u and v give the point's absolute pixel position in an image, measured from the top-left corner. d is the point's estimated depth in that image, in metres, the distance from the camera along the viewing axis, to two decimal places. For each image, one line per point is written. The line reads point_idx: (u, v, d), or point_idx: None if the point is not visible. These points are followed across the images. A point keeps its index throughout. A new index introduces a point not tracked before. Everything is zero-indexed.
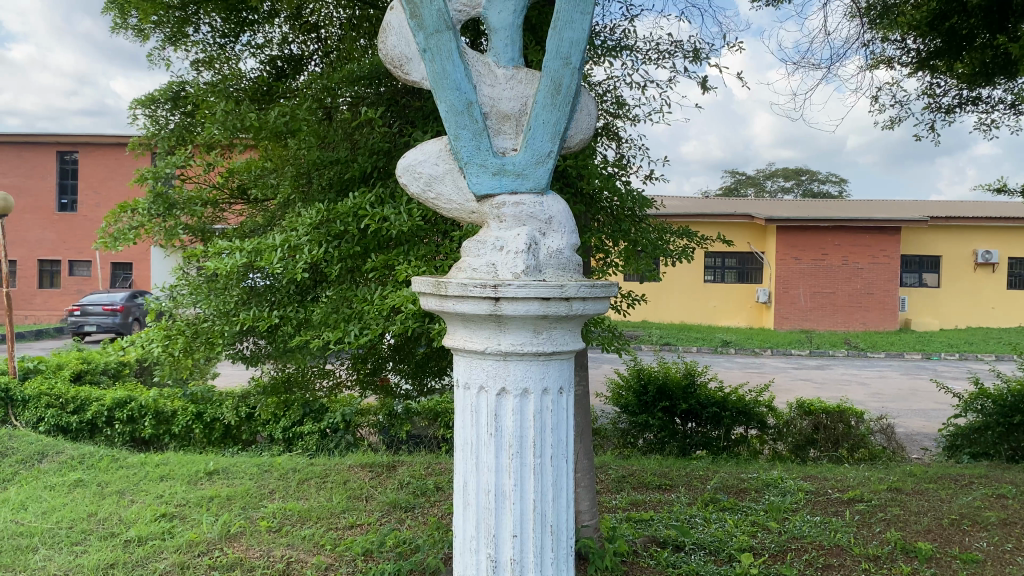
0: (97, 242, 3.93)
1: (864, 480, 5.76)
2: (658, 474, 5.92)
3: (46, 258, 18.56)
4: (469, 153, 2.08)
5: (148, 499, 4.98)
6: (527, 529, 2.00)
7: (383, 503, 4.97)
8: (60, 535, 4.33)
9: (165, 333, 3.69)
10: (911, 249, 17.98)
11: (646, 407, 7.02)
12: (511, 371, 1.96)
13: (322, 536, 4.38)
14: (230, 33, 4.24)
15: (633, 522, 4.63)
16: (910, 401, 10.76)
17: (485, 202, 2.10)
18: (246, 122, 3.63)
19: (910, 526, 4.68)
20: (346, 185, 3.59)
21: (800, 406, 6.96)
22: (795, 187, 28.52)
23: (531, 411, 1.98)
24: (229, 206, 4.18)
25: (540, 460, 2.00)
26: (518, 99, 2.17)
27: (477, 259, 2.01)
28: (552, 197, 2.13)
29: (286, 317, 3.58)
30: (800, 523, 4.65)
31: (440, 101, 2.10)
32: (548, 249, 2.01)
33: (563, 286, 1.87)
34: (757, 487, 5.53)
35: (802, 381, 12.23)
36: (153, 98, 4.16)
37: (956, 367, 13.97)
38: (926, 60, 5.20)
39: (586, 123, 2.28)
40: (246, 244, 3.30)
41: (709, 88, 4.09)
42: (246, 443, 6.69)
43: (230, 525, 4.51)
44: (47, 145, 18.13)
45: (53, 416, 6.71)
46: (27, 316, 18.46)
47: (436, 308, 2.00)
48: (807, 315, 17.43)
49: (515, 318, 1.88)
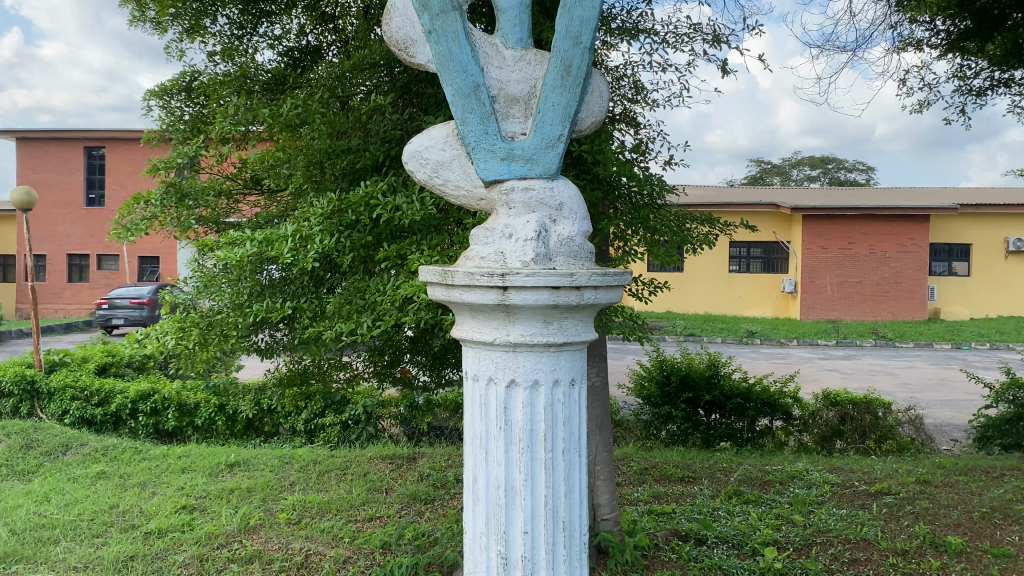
0: (110, 233, 3.95)
1: (892, 473, 5.63)
2: (681, 466, 5.85)
3: (75, 253, 18.90)
4: (476, 138, 2.01)
5: (170, 491, 5.03)
6: (538, 526, 1.94)
7: (403, 495, 4.96)
8: (81, 527, 4.38)
9: (180, 326, 3.68)
10: (941, 237, 17.60)
11: (669, 399, 6.94)
12: (521, 362, 1.90)
13: (341, 528, 4.38)
14: (248, 24, 4.23)
15: (655, 516, 4.56)
16: (939, 392, 10.55)
17: (493, 189, 2.03)
18: (258, 115, 3.58)
19: (940, 519, 4.56)
20: (358, 175, 3.54)
21: (826, 397, 6.82)
22: (822, 176, 28.03)
23: (541, 403, 1.92)
24: (243, 198, 4.15)
25: (551, 455, 1.94)
26: (526, 82, 2.10)
27: (485, 247, 1.95)
28: (562, 182, 2.05)
29: (300, 308, 3.54)
30: (826, 516, 4.54)
31: (446, 85, 2.03)
32: (558, 236, 1.94)
33: (573, 275, 1.81)
34: (782, 479, 5.43)
35: (829, 372, 12.03)
36: (166, 88, 4.15)
37: (987, 357, 13.66)
38: (956, 42, 5.02)
39: (598, 106, 2.20)
40: (257, 234, 3.28)
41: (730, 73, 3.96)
42: (268, 435, 6.74)
43: (249, 518, 4.53)
44: (75, 141, 18.36)
45: (78, 408, 6.80)
46: (57, 310, 18.84)
47: (443, 298, 1.94)
48: (833, 305, 17.12)
49: (523, 308, 1.82)
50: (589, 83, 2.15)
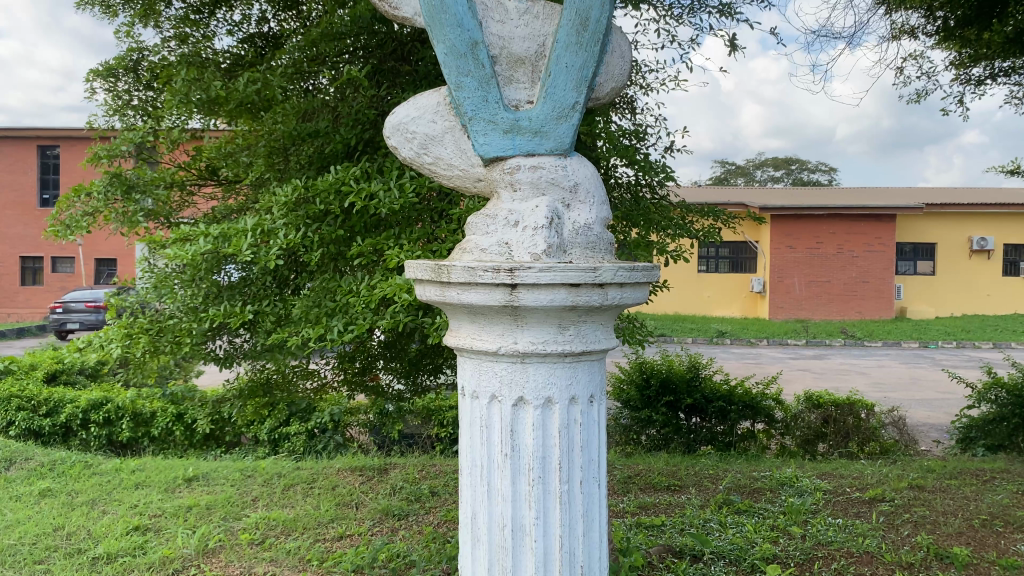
0: (47, 229, 3.54)
1: (883, 477, 5.44)
2: (666, 474, 5.60)
3: (28, 255, 18.06)
4: (474, 106, 1.71)
5: (121, 510, 4.62)
6: (551, 572, 1.65)
7: (374, 510, 4.62)
8: (21, 552, 3.95)
9: (127, 333, 3.25)
10: (908, 236, 17.74)
11: (649, 402, 6.68)
12: (530, 377, 1.61)
13: (309, 549, 4.03)
14: (205, 8, 3.83)
15: (645, 529, 4.30)
16: (912, 391, 10.51)
17: (495, 167, 1.73)
18: (210, 90, 3.24)
19: (941, 528, 4.38)
20: (328, 161, 3.23)
21: (809, 398, 6.61)
22: (786, 177, 28.21)
23: (555, 425, 1.62)
24: (198, 189, 3.78)
25: (567, 487, 1.64)
26: (533, 39, 1.80)
27: (485, 237, 1.66)
28: (577, 160, 1.75)
29: (262, 312, 3.20)
30: (824, 526, 4.33)
31: (438, 42, 1.72)
32: (574, 223, 1.65)
33: (596, 269, 1.52)
34: (772, 487, 5.20)
35: (803, 371, 11.93)
36: (111, 68, 3.71)
37: (957, 355, 13.73)
38: (952, 30, 4.87)
39: (619, 69, 1.90)
40: (212, 229, 2.93)
41: (736, 46, 4.04)
42: (230, 445, 6.37)
43: (207, 539, 4.15)
44: (27, 139, 17.55)
45: (24, 420, 6.31)
46: (9, 315, 18.05)
47: (436, 299, 1.64)
48: (803, 305, 17.12)
49: (535, 311, 1.53)
50: (608, 40, 1.85)
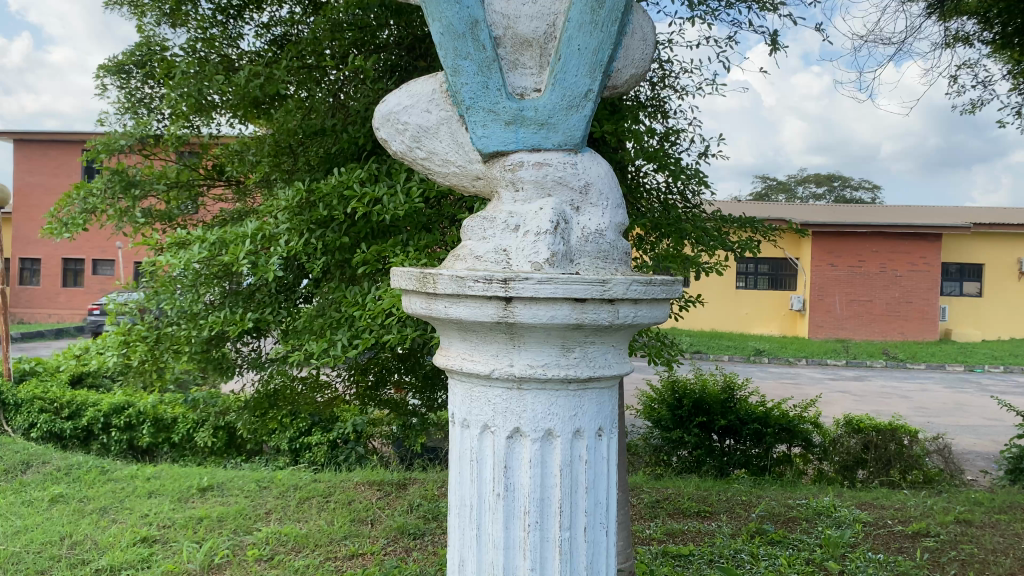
0: (44, 227, 3.52)
1: (928, 510, 5.07)
2: (696, 499, 5.31)
3: (70, 258, 18.45)
4: (472, 94, 1.55)
5: (131, 519, 4.51)
6: None
7: (389, 528, 4.45)
8: (25, 561, 3.86)
9: (123, 340, 3.19)
10: (954, 255, 17.08)
11: (681, 423, 6.41)
12: (529, 406, 1.41)
13: (317, 568, 3.87)
14: (234, 10, 3.72)
15: (671, 559, 4.05)
16: (958, 417, 10.01)
17: (495, 164, 1.57)
18: (213, 84, 3.18)
19: (990, 568, 4.03)
20: (335, 161, 3.17)
21: (848, 423, 6.24)
22: (827, 194, 27.51)
23: (557, 463, 1.43)
24: (208, 190, 3.68)
25: (569, 534, 1.44)
26: (541, 18, 1.61)
27: (481, 243, 1.48)
28: (589, 156, 1.57)
29: (263, 320, 3.08)
30: (863, 563, 4.02)
31: (434, 20, 1.56)
32: (582, 229, 1.47)
33: (605, 281, 1.33)
34: (808, 516, 4.89)
35: (843, 393, 11.46)
36: (122, 65, 3.63)
37: (1004, 380, 13.11)
38: (1011, 37, 4.57)
39: (640, 53, 1.72)
40: (209, 234, 2.87)
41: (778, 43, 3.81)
42: (250, 453, 6.27)
43: (214, 554, 4.00)
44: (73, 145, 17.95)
45: (47, 422, 6.29)
46: (51, 315, 18.56)
47: (423, 312, 1.46)
48: (843, 324, 16.62)
49: (533, 331, 1.34)
50: (628, 21, 1.67)
